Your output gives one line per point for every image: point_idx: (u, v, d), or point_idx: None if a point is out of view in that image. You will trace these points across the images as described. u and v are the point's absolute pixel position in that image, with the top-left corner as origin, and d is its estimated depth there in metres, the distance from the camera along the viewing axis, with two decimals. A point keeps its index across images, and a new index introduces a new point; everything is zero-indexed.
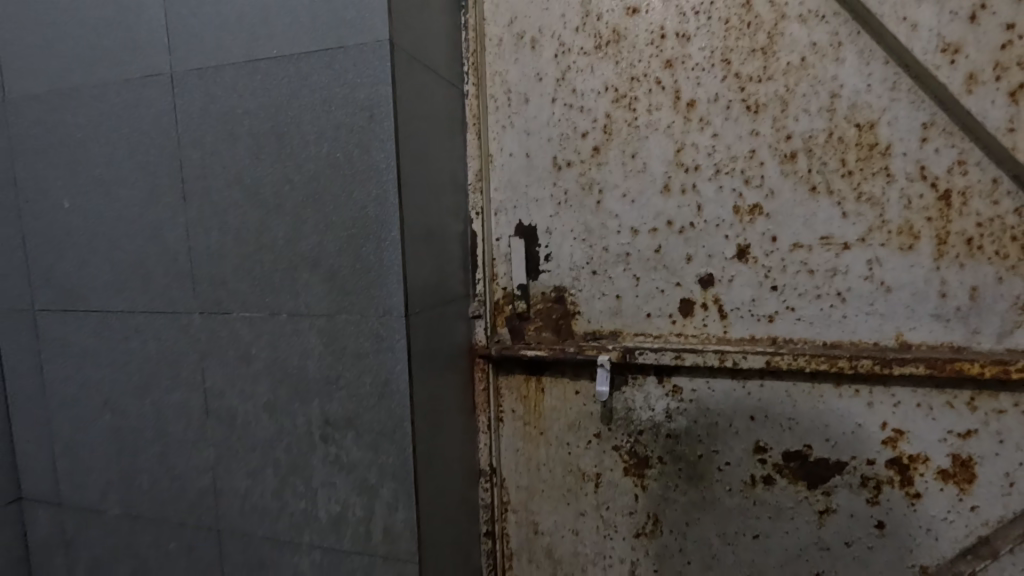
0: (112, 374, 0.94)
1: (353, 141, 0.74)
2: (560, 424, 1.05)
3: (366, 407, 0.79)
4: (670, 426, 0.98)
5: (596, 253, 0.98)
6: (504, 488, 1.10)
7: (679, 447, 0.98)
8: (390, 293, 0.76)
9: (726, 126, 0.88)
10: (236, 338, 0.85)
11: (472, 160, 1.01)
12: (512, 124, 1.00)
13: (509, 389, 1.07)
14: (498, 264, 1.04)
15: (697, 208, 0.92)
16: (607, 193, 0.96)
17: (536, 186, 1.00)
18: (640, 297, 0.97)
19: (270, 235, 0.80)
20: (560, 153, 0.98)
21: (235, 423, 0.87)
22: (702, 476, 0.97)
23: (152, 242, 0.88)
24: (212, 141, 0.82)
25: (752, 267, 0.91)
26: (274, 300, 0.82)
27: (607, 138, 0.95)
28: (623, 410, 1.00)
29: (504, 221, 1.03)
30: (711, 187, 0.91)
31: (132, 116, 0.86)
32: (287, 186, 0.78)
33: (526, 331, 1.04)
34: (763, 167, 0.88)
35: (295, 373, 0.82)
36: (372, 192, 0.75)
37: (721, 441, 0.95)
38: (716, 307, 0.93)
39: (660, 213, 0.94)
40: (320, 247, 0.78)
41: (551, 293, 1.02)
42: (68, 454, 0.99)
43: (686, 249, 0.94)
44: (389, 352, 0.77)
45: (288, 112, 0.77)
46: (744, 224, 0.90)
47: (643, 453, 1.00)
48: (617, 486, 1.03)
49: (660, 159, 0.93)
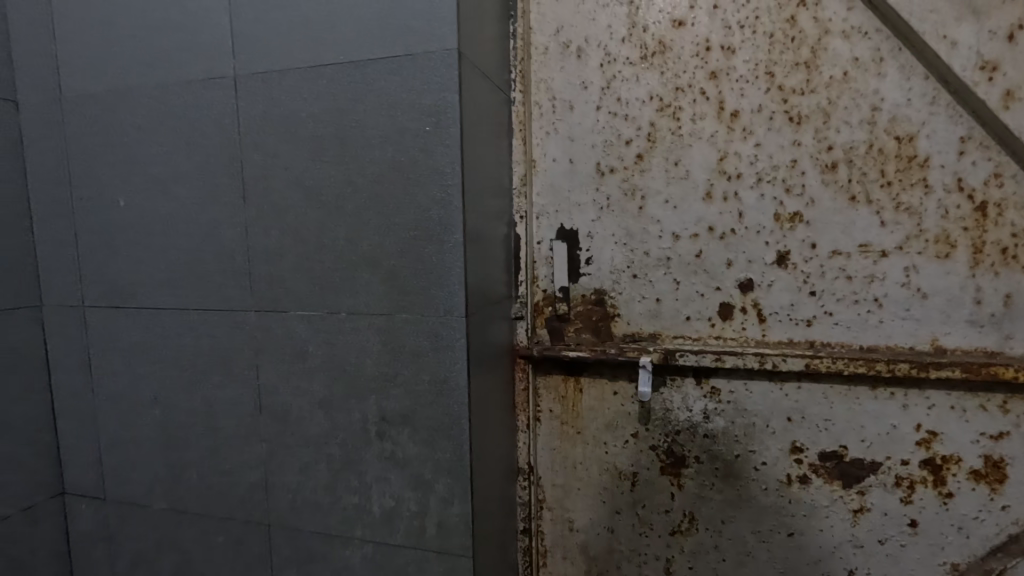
0: (162, 370, 0.95)
1: (418, 145, 0.77)
2: (598, 424, 1.07)
3: (423, 404, 0.81)
4: (708, 426, 1.01)
5: (637, 257, 1.01)
6: (540, 487, 1.12)
7: (716, 447, 1.00)
8: (451, 293, 0.78)
9: (768, 136, 0.92)
10: (292, 336, 0.87)
11: (517, 165, 1.04)
12: (556, 130, 1.03)
13: (547, 389, 1.09)
14: (539, 267, 1.06)
15: (738, 215, 0.95)
16: (649, 199, 0.99)
17: (579, 191, 1.03)
18: (680, 301, 1.00)
19: (331, 235, 0.82)
20: (603, 159, 1.01)
21: (289, 419, 0.89)
22: (739, 475, 1.00)
23: (208, 240, 0.89)
24: (274, 143, 0.84)
25: (791, 272, 0.94)
26: (333, 298, 0.84)
27: (650, 146, 0.98)
28: (660, 410, 1.03)
29: (546, 224, 1.05)
30: (753, 194, 0.94)
31: (192, 117, 0.87)
32: (350, 187, 0.81)
33: (565, 333, 1.06)
34: (804, 177, 0.91)
35: (352, 370, 0.84)
36: (436, 194, 0.77)
37: (758, 441, 0.98)
38: (755, 311, 0.96)
39: (701, 219, 0.97)
40: (381, 247, 0.80)
41: (591, 295, 1.04)
42: (114, 449, 1.01)
43: (726, 254, 0.96)
44: (448, 351, 0.79)
45: (353, 116, 0.79)
46: (784, 230, 0.93)
47: (680, 453, 1.03)
48: (653, 485, 1.05)
49: (702, 167, 0.96)
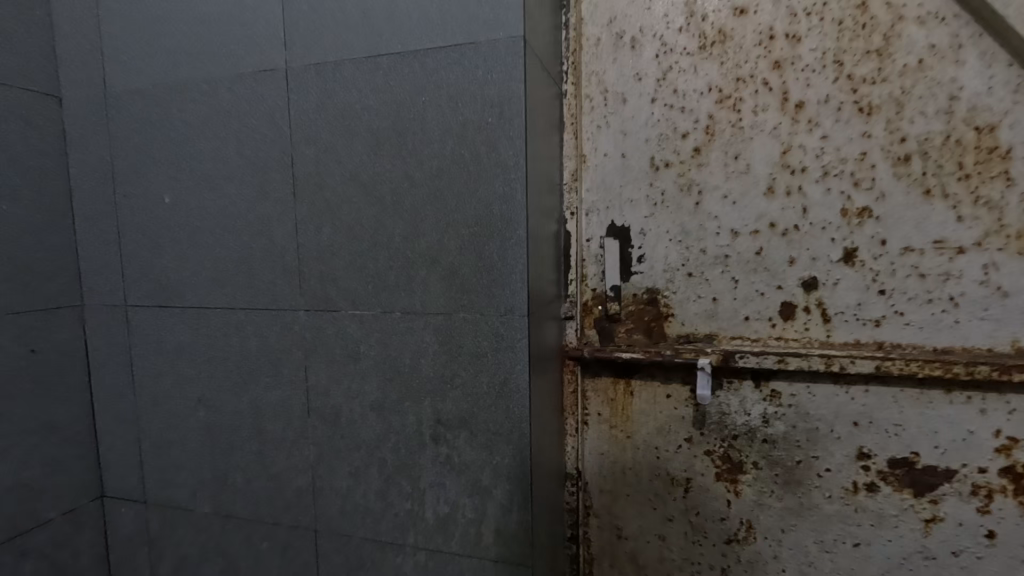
0: (208, 371, 0.93)
1: (480, 138, 0.74)
2: (649, 428, 1.04)
3: (482, 408, 0.78)
4: (767, 431, 0.97)
5: (693, 255, 0.97)
6: (587, 492, 1.09)
7: (776, 453, 0.96)
8: (513, 291, 0.75)
9: (836, 128, 0.88)
10: (344, 336, 0.84)
11: (568, 160, 1.02)
12: (608, 124, 0.99)
13: (596, 391, 1.06)
14: (588, 265, 1.03)
15: (802, 210, 0.91)
16: (706, 194, 0.96)
17: (631, 187, 1.00)
18: (738, 300, 0.96)
19: (386, 232, 0.80)
20: (658, 153, 0.97)
21: (339, 421, 0.86)
22: (800, 482, 0.96)
23: (257, 237, 0.87)
24: (327, 137, 0.81)
25: (859, 270, 0.89)
26: (388, 297, 0.81)
27: (708, 139, 0.94)
28: (716, 414, 0.99)
29: (597, 221, 1.02)
30: (818, 189, 0.90)
31: (242, 111, 0.85)
32: (408, 182, 0.78)
33: (616, 333, 1.03)
34: (875, 170, 0.87)
35: (406, 372, 0.82)
36: (498, 189, 0.74)
37: (821, 447, 0.94)
38: (819, 311, 0.92)
39: (762, 215, 0.93)
40: (439, 245, 0.78)
41: (643, 295, 1.01)
42: (157, 451, 0.98)
43: (789, 252, 0.93)
44: (509, 352, 0.76)
45: (411, 108, 0.77)
46: (852, 226, 0.89)
47: (737, 458, 0.99)
48: (708, 491, 1.01)
49: (764, 160, 0.92)
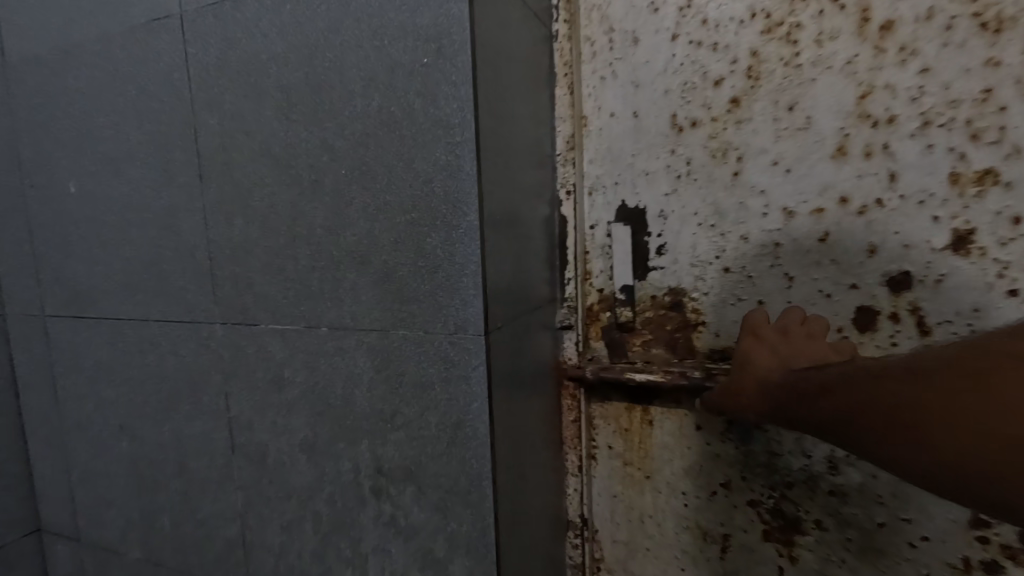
0: (127, 395, 0.78)
1: (414, 87, 0.53)
2: (674, 468, 0.80)
3: (431, 456, 0.58)
4: (836, 480, 0.71)
5: (730, 243, 0.73)
6: (597, 543, 0.87)
7: (848, 511, 0.71)
8: (464, 301, 0.54)
9: (942, 56, 0.61)
10: (266, 356, 0.66)
11: (562, 123, 0.78)
12: (615, 73, 0.76)
13: (604, 419, 0.83)
14: (592, 259, 0.80)
15: (888, 177, 0.65)
16: (748, 160, 0.70)
17: (646, 155, 0.75)
18: (793, 303, 0.71)
19: (306, 222, 0.60)
20: (681, 108, 0.73)
21: (266, 463, 0.68)
22: (883, 552, 0.70)
23: (165, 233, 0.70)
24: (232, 101, 0.62)
25: (976, 261, 0.62)
26: (312, 309, 0.62)
27: (751, 85, 0.69)
28: (764, 455, 0.74)
29: (602, 202, 0.79)
30: (913, 147, 0.63)
31: (139, 74, 0.67)
32: (327, 155, 0.58)
33: (629, 347, 0.80)
34: (1005, 114, 0.59)
35: (338, 405, 0.62)
36: (439, 158, 0.53)
37: (915, 507, 0.68)
38: (914, 319, 0.66)
39: (828, 185, 0.67)
40: (369, 237, 0.57)
41: (665, 297, 0.77)
42: (85, 485, 0.85)
43: (868, 237, 0.66)
44: (462, 384, 0.55)
45: (327, 52, 0.56)
46: (966, 199, 0.62)
47: (793, 514, 0.74)
48: (753, 554, 0.77)
49: (831, 109, 0.66)
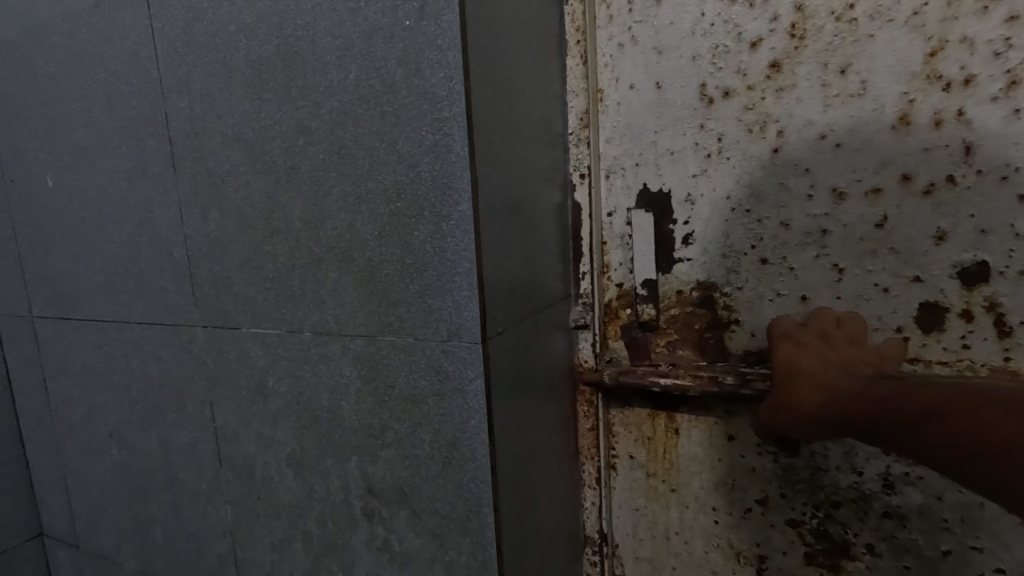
0: (114, 400, 0.74)
1: (396, 56, 0.45)
2: (703, 481, 0.71)
3: (426, 478, 0.52)
4: (892, 501, 0.62)
5: (769, 231, 0.63)
6: (617, 561, 0.77)
7: (906, 535, 0.62)
8: (458, 304, 0.47)
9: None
10: (248, 363, 0.60)
11: (574, 98, 0.69)
12: (633, 39, 0.66)
13: (624, 426, 0.74)
14: (609, 250, 0.71)
15: (962, 150, 0.54)
16: (790, 134, 0.61)
17: (671, 131, 0.66)
18: (843, 299, 0.61)
19: (283, 215, 0.54)
20: (712, 76, 0.63)
21: (254, 478, 0.63)
22: None
23: (142, 229, 0.64)
24: (201, 80, 0.56)
25: None
26: (294, 312, 0.56)
27: (794, 46, 0.59)
28: (808, 470, 0.65)
29: (621, 186, 0.69)
30: (995, 113, 0.53)
31: (107, 54, 0.61)
32: (304, 139, 0.51)
33: (652, 348, 0.71)
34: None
35: (325, 417, 0.56)
36: (426, 137, 0.45)
37: (986, 533, 0.59)
38: (990, 318, 0.56)
39: (887, 160, 0.57)
40: (351, 231, 0.50)
41: (693, 293, 0.68)
42: (80, 492, 0.82)
43: (936, 221, 0.56)
44: (458, 399, 0.48)
45: (297, 19, 0.49)
46: None
47: (841, 537, 0.65)
48: None
49: (893, 72, 0.56)
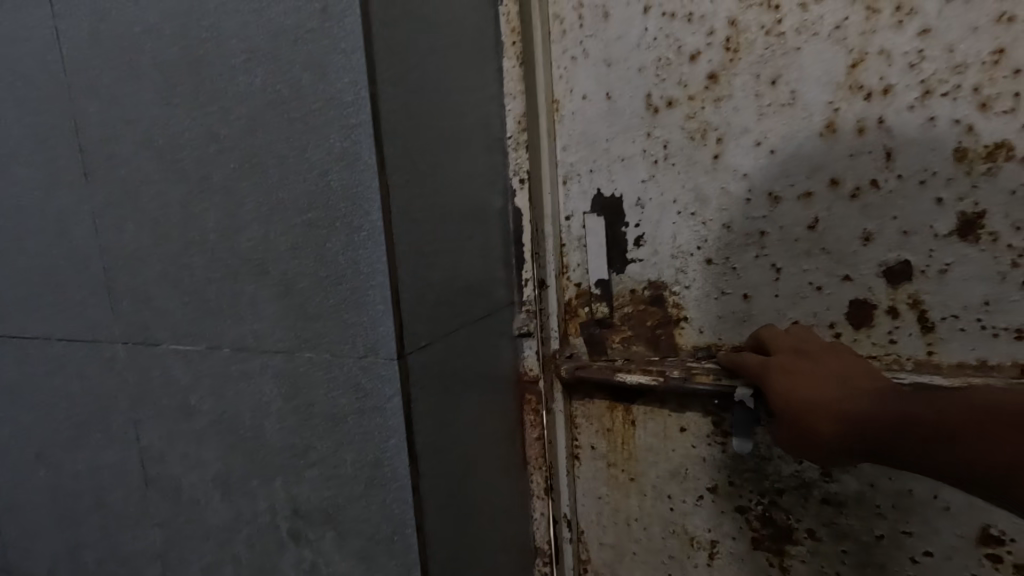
0: (39, 419, 0.70)
1: (301, 59, 0.43)
2: (659, 471, 0.69)
3: (350, 499, 0.50)
4: (830, 488, 0.60)
5: (714, 233, 0.62)
6: (583, 545, 0.75)
7: (843, 521, 0.60)
8: (373, 319, 0.45)
9: (946, 13, 0.50)
10: (170, 381, 0.58)
11: (512, 101, 0.66)
12: (585, 53, 0.65)
13: (587, 418, 0.72)
14: (568, 253, 0.69)
15: (884, 156, 0.54)
16: (729, 141, 0.60)
17: (622, 140, 0.65)
18: (781, 299, 0.60)
19: (198, 226, 0.51)
20: (656, 87, 0.62)
21: (182, 500, 0.60)
22: (882, 567, 0.60)
23: (58, 241, 0.61)
24: (109, 84, 0.53)
25: (985, 247, 0.52)
26: (212, 327, 0.53)
27: (729, 59, 0.58)
28: (754, 458, 0.63)
29: (577, 191, 0.68)
30: (913, 120, 0.53)
31: (13, 56, 0.58)
32: (215, 147, 0.49)
33: (609, 345, 0.69)
34: (1018, 78, 0.49)
35: (248, 436, 0.54)
36: (335, 145, 0.43)
37: (916, 519, 0.58)
38: (914, 314, 0.55)
39: (817, 165, 0.57)
40: (266, 242, 0.48)
41: (644, 291, 0.66)
42: (8, 515, 0.78)
43: (864, 224, 0.56)
44: (378, 417, 0.46)
45: (202, 20, 0.47)
46: (974, 177, 0.51)
47: (784, 523, 0.63)
48: (744, 563, 0.66)
49: (822, 80, 0.55)
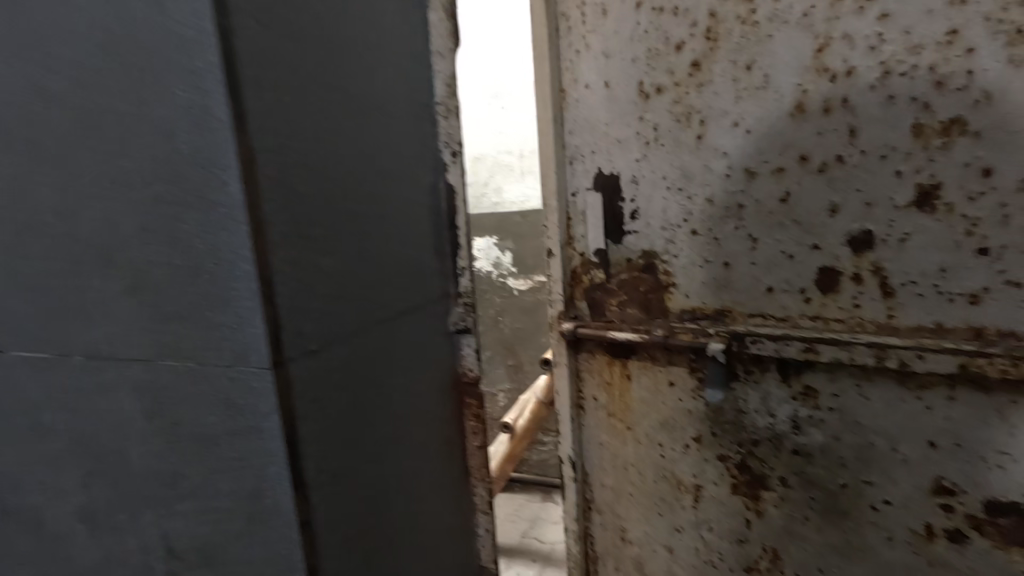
0: None
1: None
2: (651, 423, 0.94)
3: (228, 537, 0.41)
4: (799, 440, 0.82)
5: (697, 207, 0.82)
6: (588, 486, 1.03)
7: (812, 469, 0.82)
8: (239, 319, 0.36)
9: (904, 2, 0.66)
10: (19, 395, 0.47)
11: (438, 62, 0.56)
12: (588, 46, 0.86)
13: (590, 372, 0.97)
14: (574, 224, 0.93)
15: (848, 133, 0.71)
16: (710, 123, 0.79)
17: (619, 123, 0.86)
18: (757, 265, 0.80)
19: (30, 204, 0.41)
20: (648, 74, 0.82)
21: (44, 534, 0.51)
22: (846, 513, 0.81)
23: None
24: None
25: (942, 218, 0.68)
26: (59, 330, 0.43)
27: (710, 47, 0.77)
28: (732, 413, 0.86)
29: (581, 170, 0.90)
30: (873, 99, 0.69)
31: None
32: (39, 102, 0.38)
33: (607, 307, 0.92)
34: (970, 57, 0.64)
35: (111, 461, 0.44)
36: (178, 97, 0.34)
37: (876, 469, 0.78)
38: (876, 280, 0.73)
39: (789, 144, 0.75)
40: (109, 223, 0.38)
41: (639, 260, 0.88)
42: None
43: (830, 198, 0.74)
44: (253, 439, 0.38)
45: None
46: (932, 149, 0.68)
47: (759, 470, 0.86)
48: (723, 505, 0.90)
49: (789, 67, 0.73)
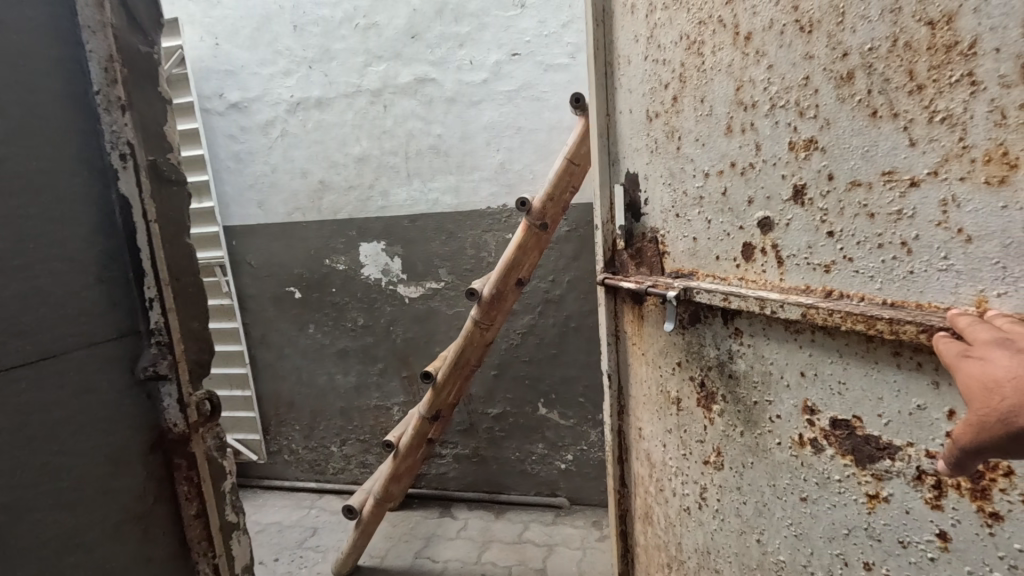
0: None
1: None
2: (655, 347, 0.88)
3: None
4: (732, 365, 0.71)
5: (679, 196, 0.79)
6: (624, 394, 1.03)
7: (740, 390, 0.70)
8: None
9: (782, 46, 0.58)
10: None
11: (92, 50, 0.62)
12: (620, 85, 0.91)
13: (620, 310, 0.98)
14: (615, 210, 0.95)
15: (754, 149, 0.64)
16: (685, 139, 0.75)
17: (636, 136, 0.88)
18: (711, 238, 0.73)
19: None
20: (653, 103, 0.82)
21: None
22: (754, 423, 0.69)
23: None
24: None
25: (808, 210, 0.59)
26: None
27: (682, 85, 0.74)
28: (691, 342, 0.79)
29: (625, 169, 0.93)
30: (768, 125, 0.61)
31: None
32: None
33: (630, 268, 0.93)
34: (817, 95, 0.56)
35: None
36: None
37: (768, 389, 0.66)
38: (774, 254, 0.63)
39: (724, 155, 0.69)
40: None
41: (648, 236, 0.88)
42: None
43: (746, 191, 0.66)
44: None
45: None
46: (799, 161, 0.59)
47: (710, 389, 0.76)
48: (687, 413, 0.82)
49: (722, 98, 0.67)
